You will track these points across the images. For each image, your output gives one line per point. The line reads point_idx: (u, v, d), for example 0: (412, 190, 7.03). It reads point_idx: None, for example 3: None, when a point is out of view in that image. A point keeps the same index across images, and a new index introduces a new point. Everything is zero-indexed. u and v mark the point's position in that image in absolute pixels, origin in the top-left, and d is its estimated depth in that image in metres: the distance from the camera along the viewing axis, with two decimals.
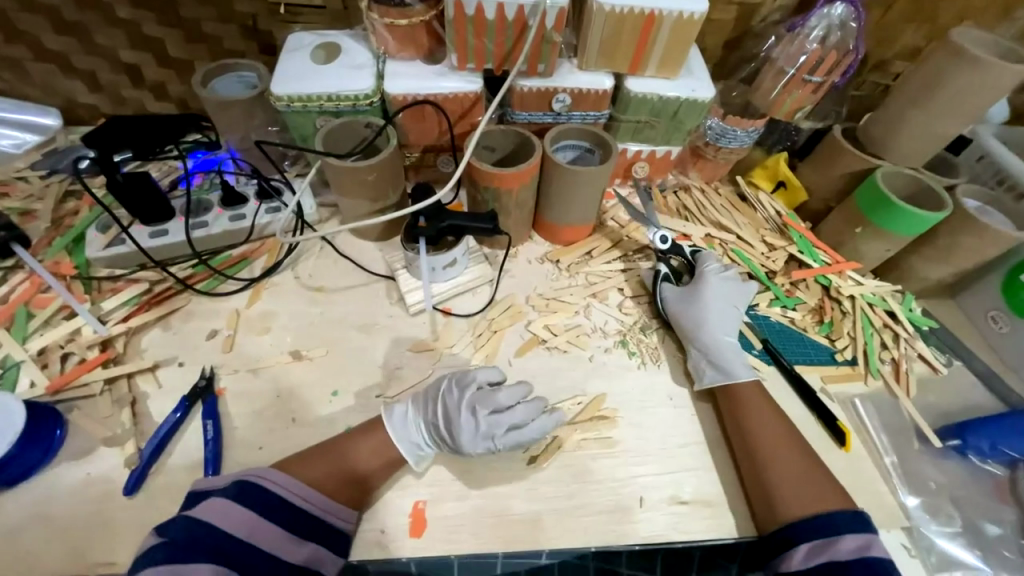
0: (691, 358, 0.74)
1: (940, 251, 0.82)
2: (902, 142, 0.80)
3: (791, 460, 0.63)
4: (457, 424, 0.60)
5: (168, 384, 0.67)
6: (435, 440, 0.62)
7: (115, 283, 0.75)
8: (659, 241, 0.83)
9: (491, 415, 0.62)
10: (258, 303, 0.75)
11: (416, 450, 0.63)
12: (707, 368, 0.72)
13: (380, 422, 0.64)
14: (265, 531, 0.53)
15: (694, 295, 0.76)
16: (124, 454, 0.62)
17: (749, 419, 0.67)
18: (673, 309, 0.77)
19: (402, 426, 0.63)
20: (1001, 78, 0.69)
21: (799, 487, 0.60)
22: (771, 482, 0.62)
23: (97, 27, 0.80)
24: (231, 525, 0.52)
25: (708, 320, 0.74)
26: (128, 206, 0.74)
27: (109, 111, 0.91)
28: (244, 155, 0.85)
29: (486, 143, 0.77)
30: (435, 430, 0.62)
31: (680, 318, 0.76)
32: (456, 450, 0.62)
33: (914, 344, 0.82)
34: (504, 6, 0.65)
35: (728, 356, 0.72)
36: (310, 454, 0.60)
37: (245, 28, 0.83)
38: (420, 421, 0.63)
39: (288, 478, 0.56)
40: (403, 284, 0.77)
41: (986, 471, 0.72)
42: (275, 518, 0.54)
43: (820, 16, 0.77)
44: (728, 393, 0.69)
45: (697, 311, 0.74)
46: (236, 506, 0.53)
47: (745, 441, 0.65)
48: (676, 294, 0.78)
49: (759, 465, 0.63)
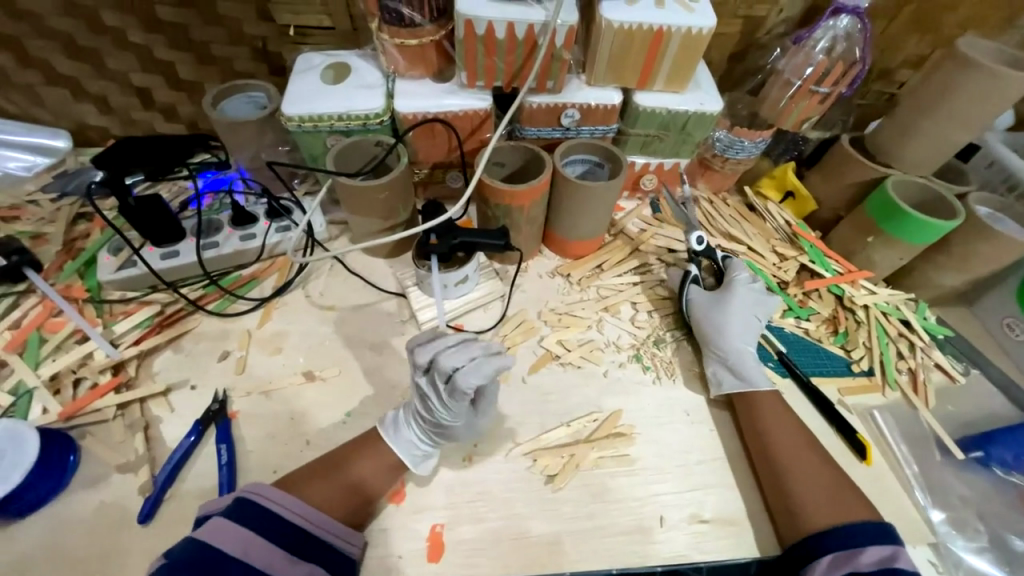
0: (709, 364, 0.73)
1: (953, 259, 0.81)
2: (912, 150, 0.80)
3: (812, 470, 0.62)
4: (421, 391, 0.60)
5: (181, 407, 0.67)
6: (428, 434, 0.62)
7: (127, 305, 0.74)
8: (697, 243, 0.80)
9: (432, 370, 0.60)
10: (270, 323, 0.75)
11: (422, 459, 0.62)
12: (726, 375, 0.71)
13: (376, 435, 0.63)
14: (262, 550, 0.51)
15: (720, 300, 0.76)
16: (137, 481, 0.61)
17: (768, 430, 0.66)
18: (696, 312, 0.77)
19: (395, 427, 0.63)
20: (1010, 87, 0.69)
21: (820, 498, 0.59)
22: (793, 493, 0.61)
23: (108, 51, 0.81)
24: (226, 543, 0.50)
25: (729, 327, 0.73)
26: (140, 228, 0.74)
27: (119, 133, 0.91)
28: (253, 175, 0.85)
29: (496, 160, 0.77)
30: (421, 419, 0.61)
31: (701, 322, 0.75)
32: (438, 425, 0.61)
33: (930, 354, 0.81)
34: (514, 24, 0.65)
35: (749, 365, 0.71)
36: (311, 471, 0.59)
37: (256, 50, 0.83)
38: (407, 416, 0.63)
39: (287, 496, 0.55)
40: (415, 301, 0.76)
41: (1011, 483, 0.70)
42: (272, 537, 0.52)
43: (825, 28, 0.77)
44: (747, 403, 0.69)
45: (721, 316, 0.74)
46: (232, 524, 0.51)
47: (765, 451, 0.65)
48: (704, 297, 0.78)
49: (780, 477, 0.62)
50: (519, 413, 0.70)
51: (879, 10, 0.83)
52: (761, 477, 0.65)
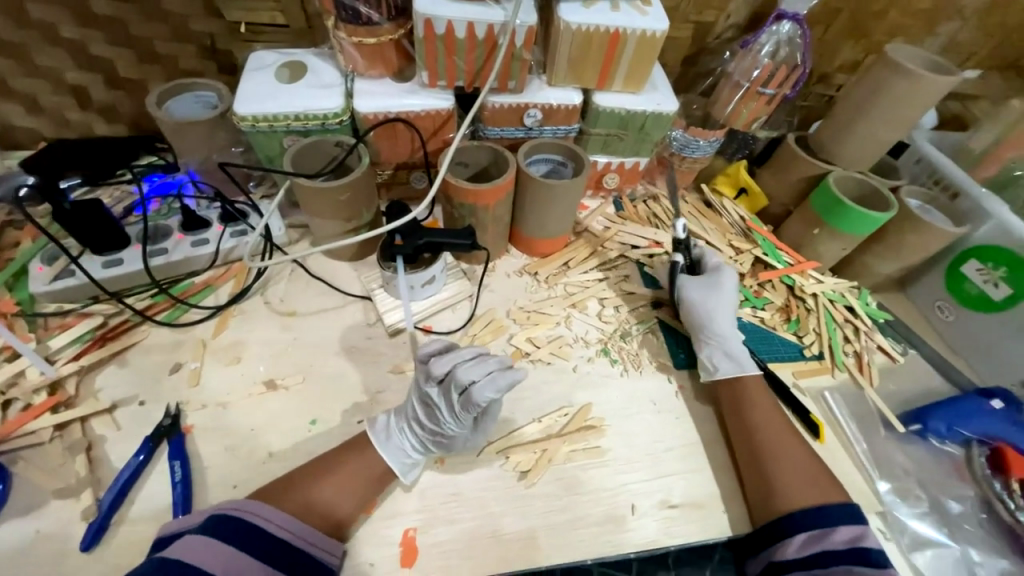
0: (704, 350, 0.75)
1: (889, 248, 0.87)
2: (851, 148, 0.86)
3: (790, 452, 0.65)
4: (429, 401, 0.60)
5: (129, 424, 0.62)
6: (422, 442, 0.62)
7: (64, 318, 0.69)
8: (680, 232, 0.85)
9: (446, 382, 0.59)
10: (226, 332, 0.71)
11: (409, 468, 0.62)
12: (720, 360, 0.74)
13: (365, 440, 0.62)
14: (239, 563, 0.48)
15: (710, 287, 0.78)
16: (80, 506, 0.56)
17: (746, 415, 0.69)
18: (688, 300, 0.77)
19: (386, 434, 0.62)
20: (931, 89, 0.76)
21: (794, 478, 0.62)
22: (772, 475, 0.63)
23: (36, 46, 0.75)
24: (201, 558, 0.47)
25: (720, 313, 0.75)
26: (77, 236, 0.69)
27: (51, 134, 0.85)
28: (205, 177, 0.81)
29: (459, 160, 0.77)
30: (418, 428, 0.62)
31: (694, 311, 0.77)
32: (441, 434, 0.61)
33: (873, 337, 0.87)
34: (474, 24, 0.66)
35: (736, 350, 0.74)
36: (296, 479, 0.58)
37: (204, 47, 0.80)
38: (401, 424, 0.63)
39: (267, 507, 0.53)
40: (381, 304, 0.75)
41: (945, 451, 0.76)
42: (251, 549, 0.50)
43: (769, 33, 0.82)
44: (730, 389, 0.72)
45: (712, 304, 0.76)
46: (211, 540, 0.49)
47: (745, 434, 0.68)
48: (696, 282, 0.79)
49: (759, 459, 0.65)
50: None
51: (816, 18, 0.89)
52: (739, 459, 0.67)
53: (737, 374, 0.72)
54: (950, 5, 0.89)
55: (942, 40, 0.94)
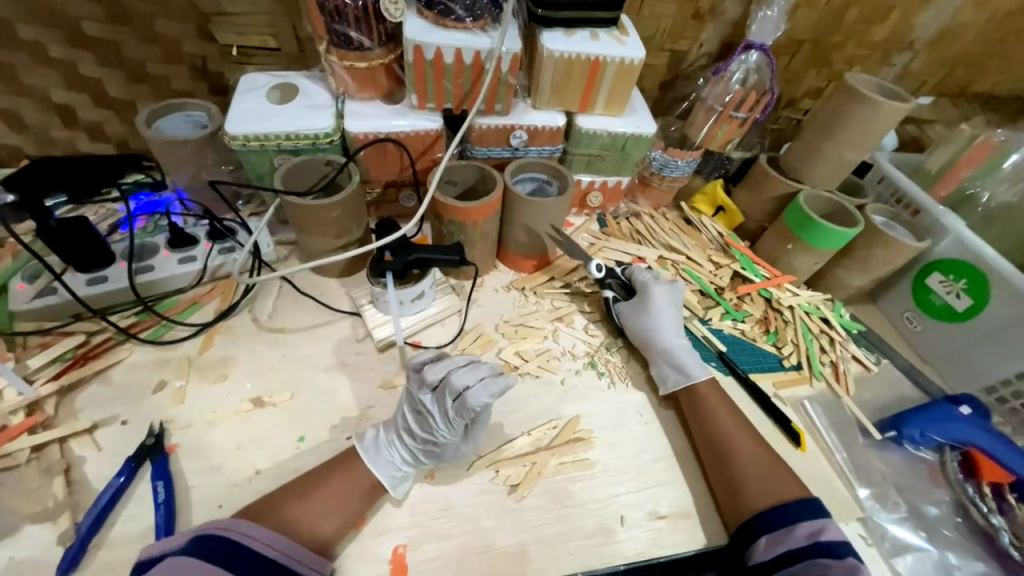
0: (654, 366, 0.78)
1: (859, 262, 0.92)
2: (818, 168, 0.91)
3: (757, 456, 0.66)
4: (423, 409, 0.61)
5: (109, 445, 0.61)
6: (411, 453, 0.62)
7: (44, 337, 0.68)
8: (596, 271, 0.84)
9: (441, 389, 0.60)
10: (212, 348, 0.71)
11: (398, 482, 0.62)
12: (669, 372, 0.76)
13: (354, 454, 0.62)
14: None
15: (640, 307, 0.80)
16: (56, 530, 0.55)
17: (711, 423, 0.70)
18: (627, 323, 0.80)
19: (375, 447, 0.62)
20: (887, 114, 0.81)
21: (762, 481, 0.64)
22: (739, 480, 0.64)
23: (24, 66, 0.76)
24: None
25: (659, 327, 0.77)
26: (61, 254, 0.68)
27: (35, 152, 0.85)
28: (193, 196, 0.82)
29: (448, 178, 0.79)
30: (409, 439, 0.62)
31: (633, 332, 0.79)
32: (431, 442, 0.61)
33: (847, 346, 0.91)
34: (461, 51, 0.69)
35: (678, 361, 0.76)
36: (285, 495, 0.57)
37: (195, 68, 0.81)
38: (393, 436, 0.63)
39: (252, 525, 0.52)
40: (370, 320, 0.75)
41: (919, 457, 0.79)
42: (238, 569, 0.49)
43: (739, 62, 0.87)
44: (692, 399, 0.73)
45: (649, 322, 0.78)
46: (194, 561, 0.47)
47: (711, 442, 0.69)
48: (630, 305, 0.81)
49: (726, 465, 0.66)
50: None
51: (782, 48, 0.95)
52: (708, 467, 0.69)
53: (684, 384, 0.74)
54: (902, 38, 0.97)
55: (897, 69, 1.02)
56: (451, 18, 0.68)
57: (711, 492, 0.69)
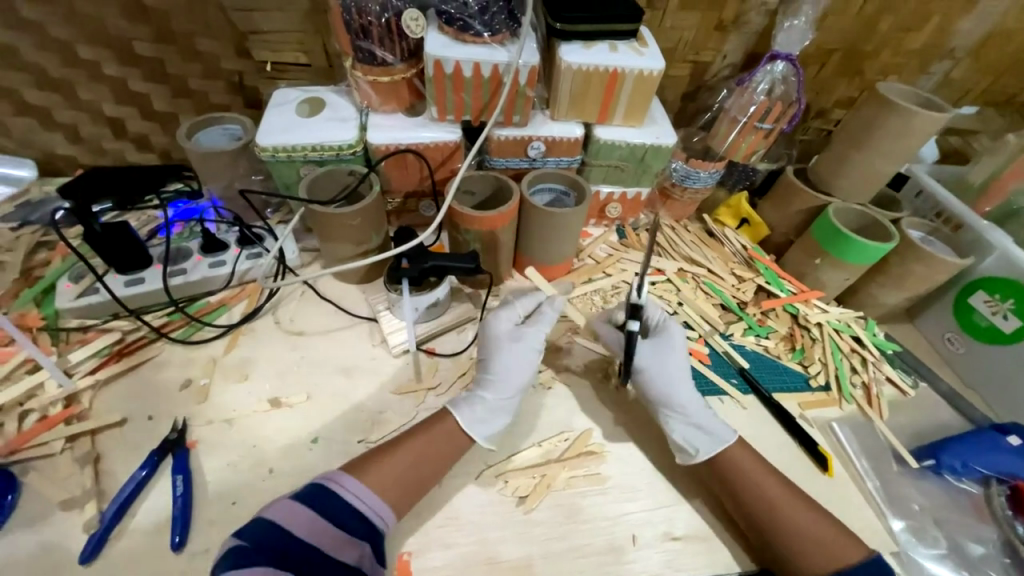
0: (674, 430, 0.68)
1: (893, 278, 0.87)
2: (849, 180, 0.87)
3: (808, 533, 0.58)
4: (488, 342, 0.72)
5: (137, 438, 0.64)
6: (483, 372, 0.70)
7: (84, 333, 0.72)
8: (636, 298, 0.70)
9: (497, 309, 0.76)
10: (236, 349, 0.74)
11: (484, 427, 0.65)
12: (695, 438, 0.66)
13: (446, 413, 0.66)
14: (323, 529, 0.52)
15: (660, 352, 0.71)
16: (83, 518, 0.57)
17: (750, 492, 0.61)
18: (646, 373, 0.70)
19: (469, 410, 0.66)
20: (924, 125, 0.77)
21: (827, 561, 0.55)
22: (787, 558, 0.58)
23: (82, 83, 0.82)
24: (291, 522, 0.51)
25: (679, 382, 0.69)
26: (104, 255, 0.72)
27: (88, 161, 0.92)
28: (225, 204, 0.86)
29: (466, 188, 0.81)
30: (480, 357, 0.73)
31: (655, 384, 0.69)
32: (503, 357, 0.70)
33: (881, 368, 0.86)
34: (480, 64, 0.70)
35: (706, 420, 0.67)
36: (370, 456, 0.60)
37: (232, 84, 0.87)
38: (469, 392, 0.68)
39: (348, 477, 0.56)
40: (386, 325, 0.76)
41: (962, 490, 0.73)
42: (333, 519, 0.53)
43: (764, 72, 0.85)
44: (731, 467, 0.63)
45: (667, 373, 0.70)
46: (297, 505, 0.52)
47: (746, 511, 0.61)
48: (648, 350, 0.72)
49: (768, 539, 0.59)
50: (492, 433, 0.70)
51: (811, 57, 0.92)
52: (744, 529, 0.63)
53: (716, 450, 0.64)
54: (942, 45, 0.92)
55: (936, 78, 0.98)
56: (470, 33, 0.70)
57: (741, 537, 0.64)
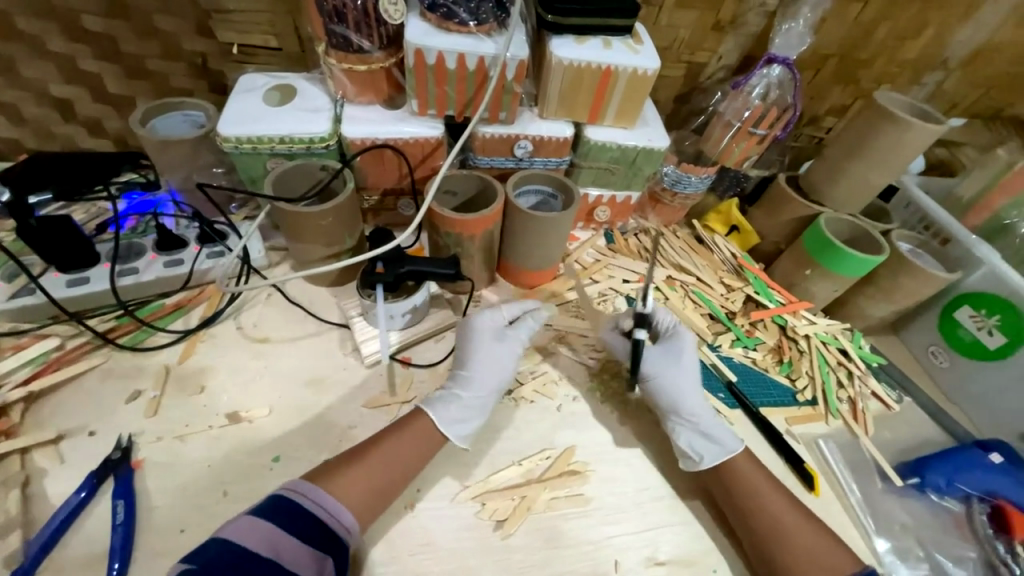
0: (681, 437, 0.66)
1: (882, 291, 0.85)
2: (840, 190, 0.86)
3: (802, 538, 0.57)
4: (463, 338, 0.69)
5: (74, 457, 0.58)
6: (457, 372, 0.66)
7: (19, 339, 0.65)
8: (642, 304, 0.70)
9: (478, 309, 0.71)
10: (192, 358, 0.68)
11: (460, 426, 0.62)
12: (702, 446, 0.64)
13: (418, 414, 0.62)
14: (287, 544, 0.47)
15: (668, 359, 0.69)
16: (6, 550, 0.51)
17: (750, 503, 0.60)
18: (656, 379, 0.68)
19: (442, 409, 0.62)
20: (919, 137, 0.76)
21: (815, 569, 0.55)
22: (778, 568, 0.56)
23: (21, 58, 0.74)
24: (251, 538, 0.46)
25: (689, 388, 0.67)
26: (41, 252, 0.65)
27: (33, 146, 0.83)
28: (186, 197, 0.79)
29: (447, 188, 0.76)
30: (455, 357, 0.69)
31: (664, 391, 0.67)
32: (478, 357, 0.66)
33: (867, 382, 0.85)
34: (464, 56, 0.65)
35: (712, 427, 0.65)
36: (330, 463, 0.56)
37: (195, 66, 0.79)
38: (445, 388, 0.65)
39: (303, 483, 0.52)
40: (359, 333, 0.71)
41: (944, 508, 0.72)
42: (293, 530, 0.48)
43: (760, 76, 0.83)
44: (734, 481, 0.62)
45: (677, 379, 0.68)
46: (256, 519, 0.47)
47: (744, 523, 0.60)
48: (657, 356, 0.70)
49: (763, 549, 0.58)
50: (468, 451, 0.66)
51: (806, 63, 0.90)
52: (741, 541, 0.61)
53: (721, 458, 0.63)
54: (935, 56, 0.91)
55: (928, 89, 0.97)
56: (454, 21, 0.65)
57: (735, 549, 0.63)
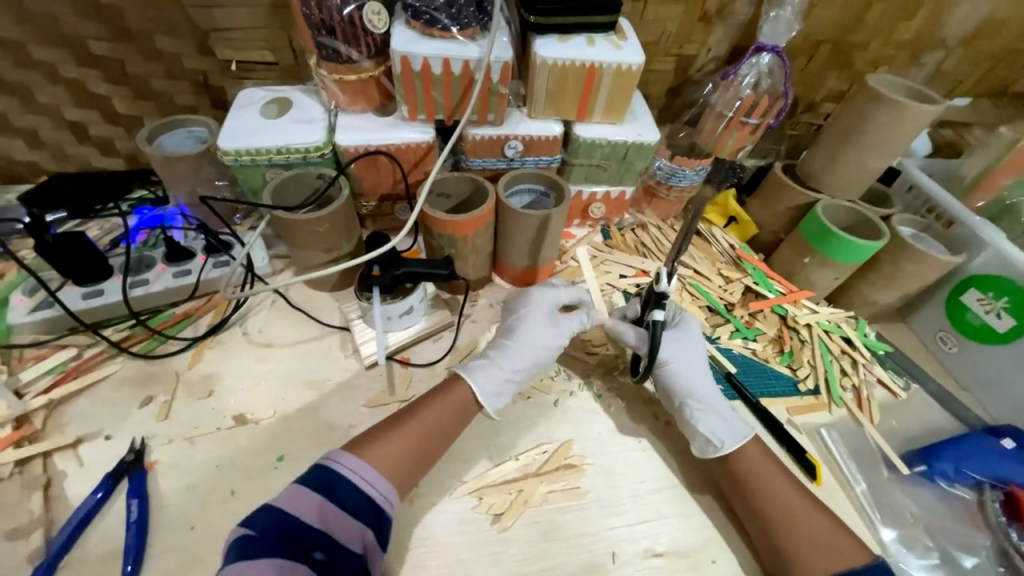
0: (699, 422, 0.65)
1: (885, 277, 0.84)
2: (838, 176, 0.85)
3: (810, 530, 0.56)
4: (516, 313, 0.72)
5: (92, 460, 0.61)
6: (502, 343, 0.69)
7: (39, 350, 0.69)
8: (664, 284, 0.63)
9: (535, 288, 0.74)
10: (201, 363, 0.71)
11: (496, 399, 0.64)
12: (719, 431, 0.64)
13: (460, 380, 0.64)
14: (335, 516, 0.49)
15: (681, 344, 0.70)
16: (29, 548, 0.55)
17: (759, 491, 0.60)
18: (670, 365, 0.68)
19: (482, 379, 0.64)
20: (913, 117, 0.74)
21: (825, 560, 0.54)
22: (785, 555, 0.56)
23: (36, 85, 0.78)
24: (303, 511, 0.48)
25: (700, 373, 0.69)
26: (58, 267, 0.69)
27: (51, 167, 0.88)
28: (192, 210, 0.82)
29: (440, 191, 0.78)
30: (504, 328, 0.72)
31: (678, 376, 0.68)
32: (527, 330, 0.69)
33: (872, 369, 0.84)
34: (449, 61, 0.67)
35: (725, 411, 0.66)
36: (371, 433, 0.57)
37: (197, 84, 0.83)
38: (488, 357, 0.67)
39: (349, 457, 0.53)
40: (358, 335, 0.73)
41: (955, 495, 0.71)
42: (338, 502, 0.50)
43: (750, 65, 0.82)
44: (739, 469, 0.62)
45: (691, 364, 0.69)
46: (305, 490, 0.49)
47: (751, 508, 0.60)
48: (670, 342, 0.70)
49: (769, 532, 0.58)
50: (465, 447, 0.67)
51: (797, 50, 0.89)
52: (747, 526, 0.62)
53: (739, 442, 0.63)
54: (932, 36, 0.89)
55: (928, 69, 0.95)
56: (438, 27, 0.67)
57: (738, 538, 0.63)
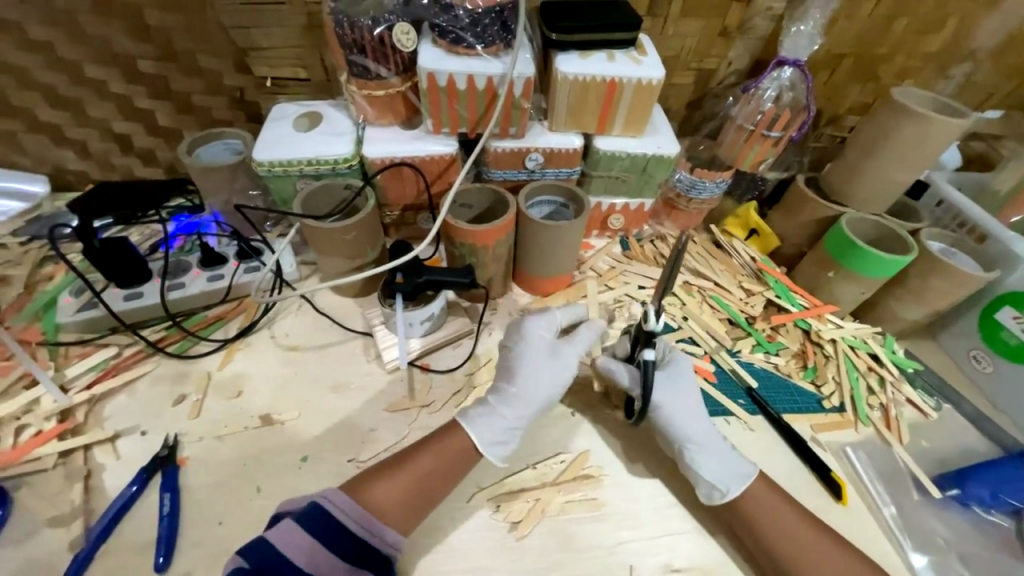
0: (699, 467, 0.62)
1: (913, 292, 0.82)
2: (863, 189, 0.83)
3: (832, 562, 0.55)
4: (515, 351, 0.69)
5: (127, 454, 0.64)
6: (501, 386, 0.67)
7: (84, 348, 0.73)
8: (652, 319, 0.62)
9: (532, 322, 0.71)
10: (231, 364, 0.73)
11: (497, 448, 0.62)
12: (721, 475, 0.62)
13: (455, 425, 0.63)
14: (327, 561, 0.49)
15: (674, 385, 0.67)
16: (70, 535, 0.58)
17: (768, 530, 0.58)
18: (665, 408, 0.65)
19: (480, 428, 0.62)
20: (941, 130, 0.73)
21: None
22: None
23: (90, 101, 0.84)
24: (292, 553, 0.48)
25: (697, 413, 0.66)
26: (103, 270, 0.73)
27: (97, 176, 0.93)
28: (226, 218, 0.86)
29: (462, 202, 0.79)
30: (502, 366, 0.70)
31: (674, 418, 0.65)
32: (529, 371, 0.67)
33: (900, 388, 0.82)
34: (474, 77, 0.69)
35: (723, 451, 0.64)
36: (371, 474, 0.58)
37: (234, 99, 0.88)
38: (488, 404, 0.65)
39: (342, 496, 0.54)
40: (381, 341, 0.75)
41: (992, 522, 0.68)
42: (331, 546, 0.50)
43: (771, 78, 0.82)
44: (746, 512, 0.60)
45: (688, 406, 0.66)
46: (297, 527, 0.50)
47: (762, 545, 0.59)
48: (664, 381, 0.67)
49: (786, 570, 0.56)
50: None
51: (820, 62, 0.89)
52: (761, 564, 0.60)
53: (744, 484, 0.61)
54: (960, 48, 0.88)
55: (956, 81, 0.93)
56: (462, 45, 0.69)
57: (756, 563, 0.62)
